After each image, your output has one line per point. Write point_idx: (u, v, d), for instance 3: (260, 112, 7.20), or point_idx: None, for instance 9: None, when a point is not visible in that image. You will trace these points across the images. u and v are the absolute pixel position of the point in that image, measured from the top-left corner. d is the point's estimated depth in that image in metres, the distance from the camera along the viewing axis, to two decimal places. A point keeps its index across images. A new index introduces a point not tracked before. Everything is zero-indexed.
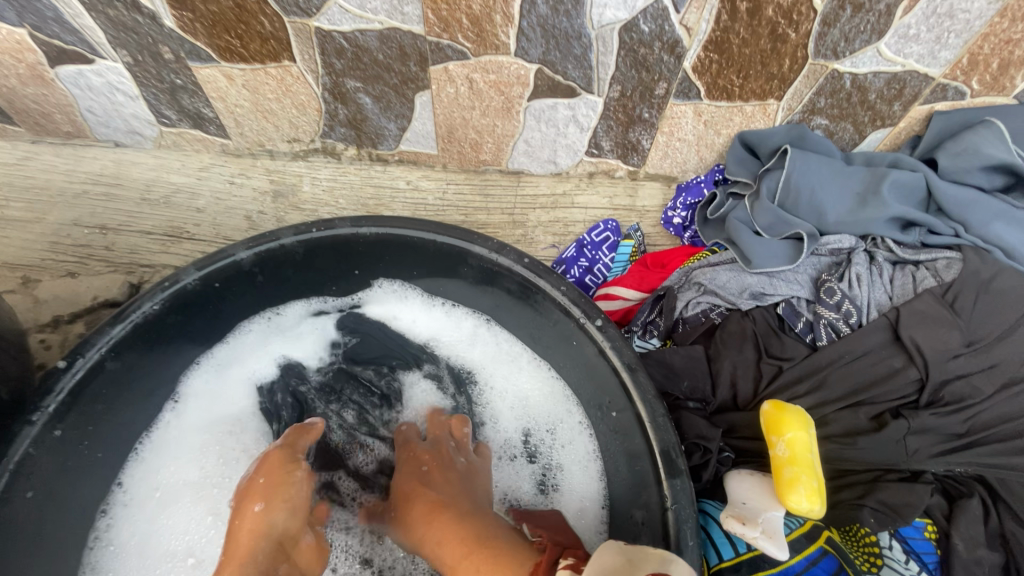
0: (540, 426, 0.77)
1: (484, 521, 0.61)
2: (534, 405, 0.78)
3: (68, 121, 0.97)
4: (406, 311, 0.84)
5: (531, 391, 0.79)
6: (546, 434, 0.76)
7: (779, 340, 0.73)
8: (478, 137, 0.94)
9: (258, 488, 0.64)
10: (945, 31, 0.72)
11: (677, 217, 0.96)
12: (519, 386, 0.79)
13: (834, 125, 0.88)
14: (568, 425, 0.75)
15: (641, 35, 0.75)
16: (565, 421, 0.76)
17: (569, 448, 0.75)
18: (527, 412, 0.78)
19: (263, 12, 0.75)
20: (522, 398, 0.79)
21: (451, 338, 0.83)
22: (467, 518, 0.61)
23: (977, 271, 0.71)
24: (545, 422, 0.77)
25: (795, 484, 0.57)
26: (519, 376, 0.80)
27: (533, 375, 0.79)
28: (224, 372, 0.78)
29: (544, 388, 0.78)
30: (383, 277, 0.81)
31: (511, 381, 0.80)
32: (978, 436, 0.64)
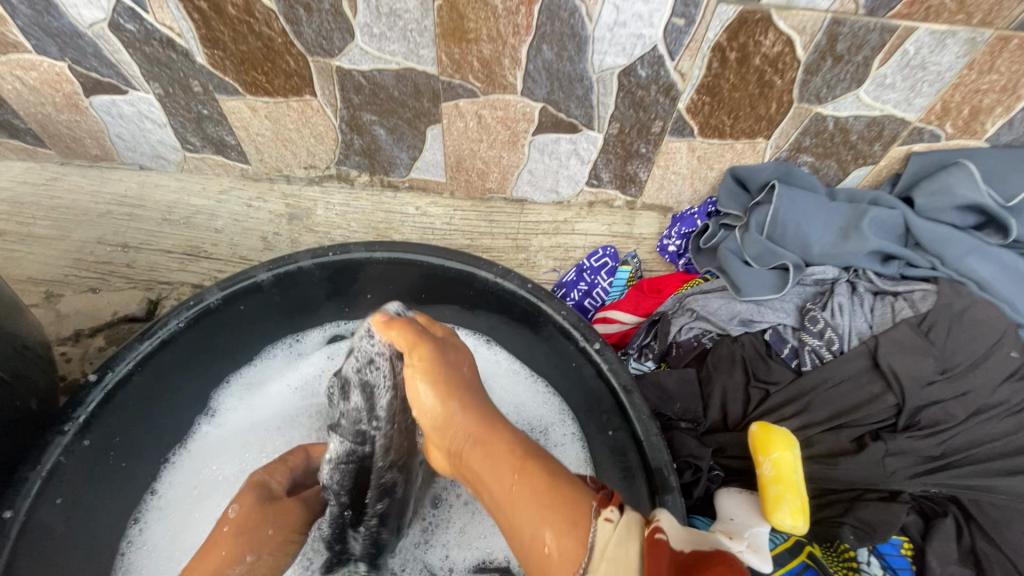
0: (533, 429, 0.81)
1: (523, 440, 0.56)
2: (534, 417, 0.82)
3: (97, 145, 1.03)
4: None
5: (526, 402, 0.83)
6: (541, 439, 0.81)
7: (766, 364, 0.77)
8: (485, 167, 1.00)
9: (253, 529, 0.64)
10: (919, 81, 0.78)
11: (672, 245, 1.01)
12: (518, 398, 0.84)
13: (820, 162, 0.94)
14: (562, 431, 0.80)
15: (638, 78, 0.81)
16: (558, 424, 0.81)
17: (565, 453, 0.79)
18: (521, 418, 0.82)
19: (289, 51, 0.81)
20: (521, 408, 0.83)
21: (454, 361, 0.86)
22: (514, 431, 0.57)
23: (950, 302, 0.76)
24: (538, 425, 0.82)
25: (779, 502, 0.62)
26: (519, 391, 0.84)
27: (531, 390, 0.84)
28: (252, 390, 0.83)
29: (540, 399, 0.83)
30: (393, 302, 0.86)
31: (512, 395, 0.84)
32: (952, 458, 0.69)
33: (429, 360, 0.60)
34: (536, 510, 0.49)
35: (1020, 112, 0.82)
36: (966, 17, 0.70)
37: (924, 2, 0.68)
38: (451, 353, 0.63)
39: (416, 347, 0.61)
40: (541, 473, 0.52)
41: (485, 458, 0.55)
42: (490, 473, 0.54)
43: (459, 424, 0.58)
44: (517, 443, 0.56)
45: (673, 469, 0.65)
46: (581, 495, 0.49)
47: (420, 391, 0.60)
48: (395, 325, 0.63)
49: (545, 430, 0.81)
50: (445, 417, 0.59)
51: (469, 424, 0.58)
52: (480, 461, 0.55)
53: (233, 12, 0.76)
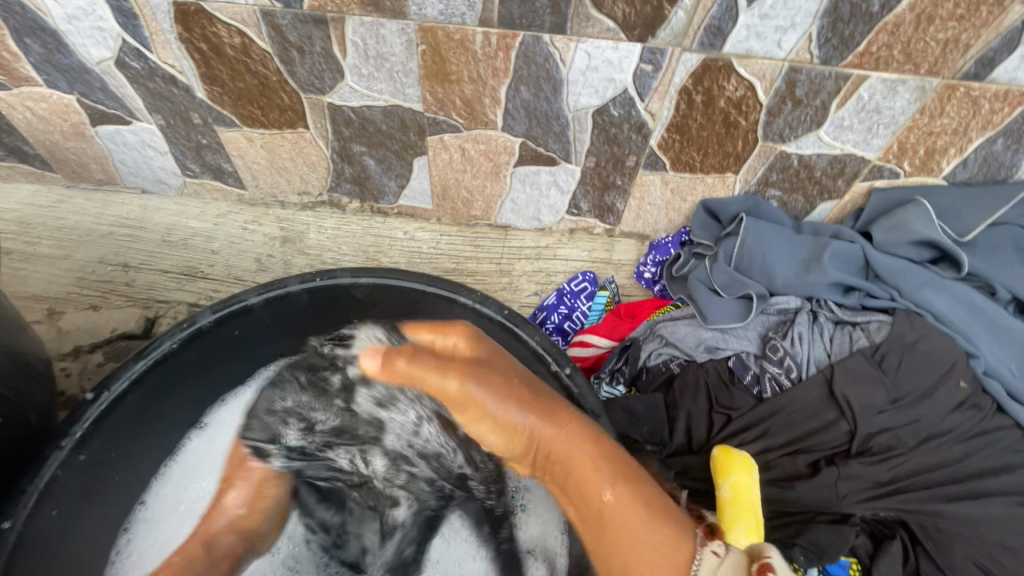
0: None
1: (606, 454, 0.66)
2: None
3: (102, 170, 1.08)
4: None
5: None
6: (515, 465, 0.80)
7: (729, 392, 0.81)
8: (470, 195, 1.05)
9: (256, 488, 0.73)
10: (875, 123, 0.83)
11: (648, 271, 1.05)
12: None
13: (787, 196, 0.98)
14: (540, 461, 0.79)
15: (611, 117, 0.86)
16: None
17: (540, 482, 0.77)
18: None
19: (284, 88, 0.87)
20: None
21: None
22: (607, 450, 0.66)
23: (902, 334, 0.80)
24: None
25: (735, 523, 0.65)
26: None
27: None
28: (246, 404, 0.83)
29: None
30: None
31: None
32: (902, 483, 0.72)
33: (479, 394, 0.66)
34: (632, 548, 0.62)
35: (972, 153, 0.87)
36: (913, 67, 0.75)
37: (873, 53, 0.74)
38: (501, 369, 0.69)
39: (455, 388, 0.66)
40: (637, 505, 0.63)
41: (590, 476, 0.65)
42: (588, 494, 0.65)
43: (545, 444, 0.67)
44: (604, 453, 0.66)
45: None
46: (676, 524, 0.63)
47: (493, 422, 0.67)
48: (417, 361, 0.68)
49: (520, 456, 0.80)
50: (528, 441, 0.67)
51: (556, 441, 0.66)
52: (581, 480, 0.65)
53: (232, 52, 0.82)
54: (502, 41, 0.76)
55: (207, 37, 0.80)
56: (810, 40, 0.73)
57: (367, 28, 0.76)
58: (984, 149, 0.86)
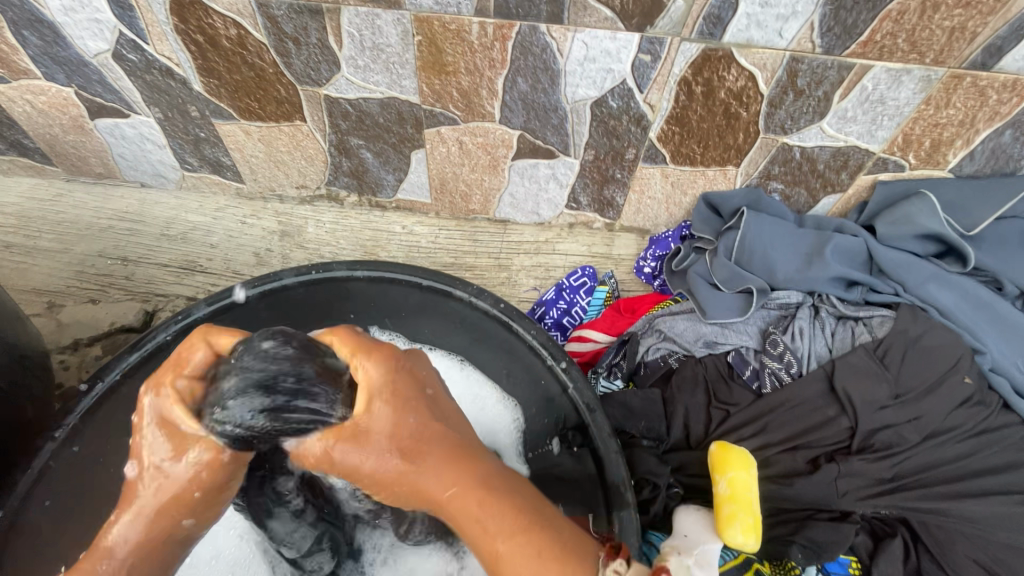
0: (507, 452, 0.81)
1: (513, 497, 0.45)
2: (495, 441, 0.81)
3: (101, 163, 1.08)
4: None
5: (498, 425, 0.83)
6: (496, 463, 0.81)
7: (727, 387, 0.80)
8: (468, 189, 1.04)
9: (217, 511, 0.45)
10: (879, 115, 0.82)
11: (648, 266, 1.04)
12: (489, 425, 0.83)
13: (789, 189, 0.97)
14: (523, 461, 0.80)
15: (610, 109, 0.85)
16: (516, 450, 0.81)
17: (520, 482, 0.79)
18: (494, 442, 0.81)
19: (280, 80, 0.86)
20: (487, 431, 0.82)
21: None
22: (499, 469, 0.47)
23: (906, 329, 0.79)
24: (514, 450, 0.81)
25: (733, 520, 0.63)
26: (488, 416, 0.83)
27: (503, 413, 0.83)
28: None
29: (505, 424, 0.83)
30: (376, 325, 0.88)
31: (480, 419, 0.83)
32: (904, 480, 0.71)
33: (350, 462, 0.41)
34: None
35: (980, 145, 0.85)
36: (919, 56, 0.73)
37: (877, 42, 0.72)
38: (403, 381, 0.45)
39: (321, 459, 0.42)
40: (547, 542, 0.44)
41: (484, 527, 0.43)
42: (474, 543, 0.44)
43: (439, 486, 0.43)
44: (513, 506, 0.44)
45: (631, 487, 0.67)
46: (583, 547, 0.45)
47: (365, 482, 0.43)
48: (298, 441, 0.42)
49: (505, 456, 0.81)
50: (415, 492, 0.43)
51: (448, 486, 0.43)
52: (482, 530, 0.43)
53: (228, 44, 0.81)
54: (498, 31, 0.75)
55: (202, 28, 0.79)
56: (812, 29, 0.71)
57: (363, 19, 0.75)
58: (991, 141, 0.84)
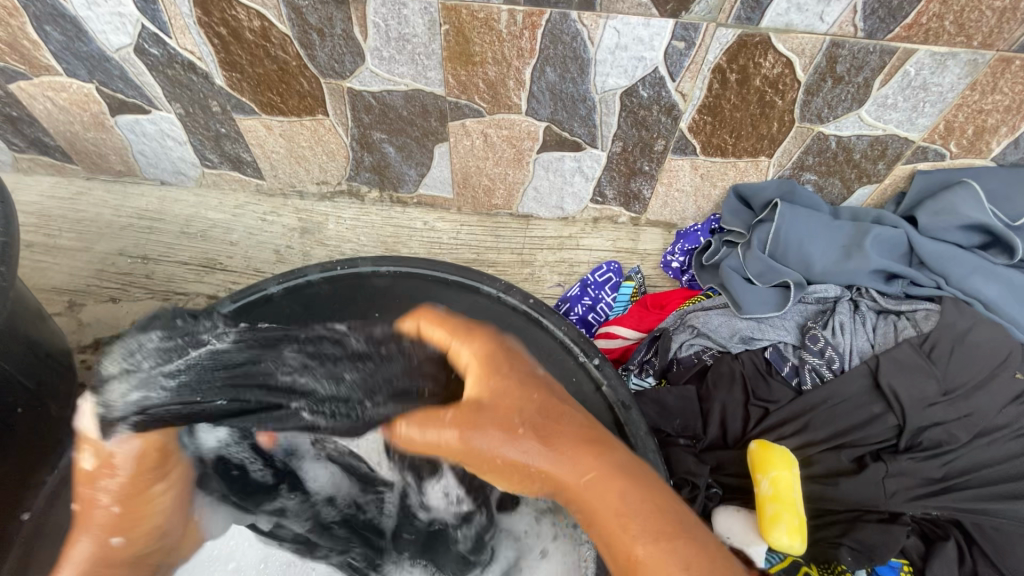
0: None
1: (646, 484, 0.46)
2: None
3: (121, 161, 1.08)
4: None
5: None
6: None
7: (766, 383, 0.77)
8: (491, 183, 1.02)
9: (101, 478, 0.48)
10: (921, 101, 0.79)
11: (676, 261, 1.02)
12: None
13: (823, 180, 0.94)
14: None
15: (641, 99, 0.83)
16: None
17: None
18: None
19: (303, 73, 0.85)
20: None
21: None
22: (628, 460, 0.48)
23: (953, 323, 0.76)
24: None
25: (777, 521, 0.62)
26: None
27: None
28: None
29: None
30: None
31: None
32: (956, 480, 0.68)
33: (493, 446, 0.45)
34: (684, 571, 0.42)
35: None
36: (966, 39, 0.70)
37: (922, 25, 0.69)
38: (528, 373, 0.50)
39: (467, 448, 0.46)
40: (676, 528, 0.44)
41: (620, 515, 0.44)
42: (611, 527, 0.45)
43: (572, 470, 0.45)
44: (653, 504, 0.45)
45: None
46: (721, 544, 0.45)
47: (508, 468, 0.46)
48: (417, 428, 0.47)
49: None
50: (553, 474, 0.45)
51: (580, 463, 0.45)
52: (616, 516, 0.44)
53: (251, 37, 0.80)
54: (528, 19, 0.74)
55: (225, 21, 0.78)
56: (855, 12, 0.69)
57: (389, 8, 0.74)
58: None
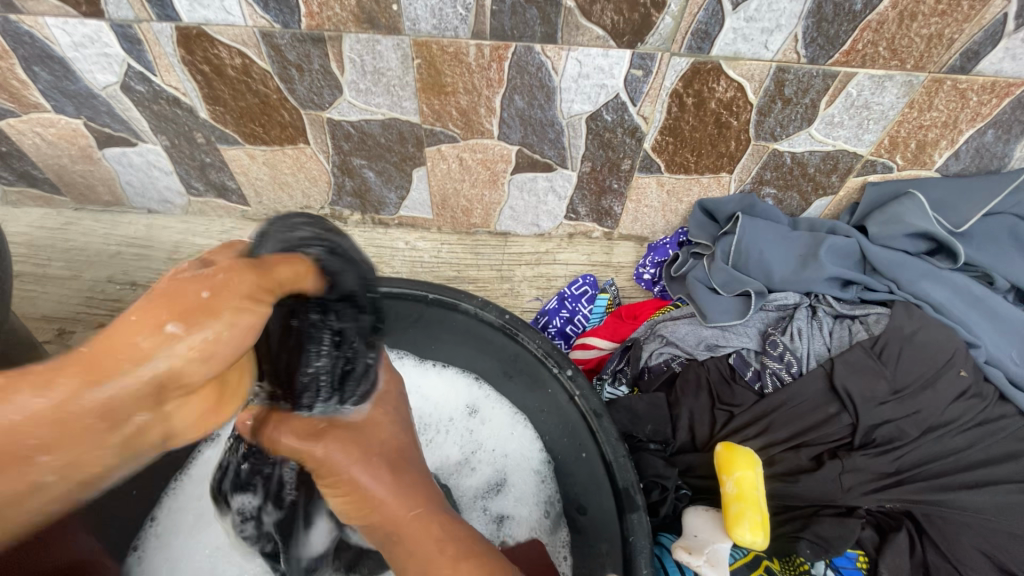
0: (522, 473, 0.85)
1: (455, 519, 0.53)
2: (512, 456, 0.86)
3: (109, 191, 1.11)
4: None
5: (512, 448, 0.87)
6: (514, 481, 0.85)
7: (730, 389, 0.82)
8: (469, 204, 1.07)
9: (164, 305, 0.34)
10: (865, 119, 0.84)
11: (647, 273, 1.06)
12: (513, 446, 0.87)
13: (782, 193, 0.99)
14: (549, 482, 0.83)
15: (605, 122, 0.88)
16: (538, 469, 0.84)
17: (545, 504, 0.82)
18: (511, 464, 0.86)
19: (284, 106, 0.89)
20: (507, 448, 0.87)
21: (428, 414, 0.91)
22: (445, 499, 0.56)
23: (901, 325, 0.81)
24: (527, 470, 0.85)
25: (740, 519, 0.66)
26: (514, 435, 0.87)
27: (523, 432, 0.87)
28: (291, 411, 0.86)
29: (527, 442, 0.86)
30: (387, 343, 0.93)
31: (504, 439, 0.87)
32: (907, 473, 0.73)
33: (342, 456, 0.51)
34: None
35: (963, 145, 0.88)
36: (900, 63, 0.76)
37: (859, 51, 0.75)
38: (398, 411, 0.59)
39: (319, 449, 0.51)
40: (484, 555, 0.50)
41: (411, 562, 0.50)
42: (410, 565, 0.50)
43: (389, 504, 0.51)
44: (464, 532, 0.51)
45: (641, 489, 0.69)
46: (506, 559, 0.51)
47: (342, 486, 0.52)
48: (289, 427, 0.53)
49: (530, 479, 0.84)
50: (376, 504, 0.51)
51: (402, 501, 0.52)
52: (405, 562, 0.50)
53: (233, 73, 0.84)
54: (494, 52, 0.78)
55: (208, 59, 0.82)
56: (796, 41, 0.74)
57: (364, 45, 0.78)
58: (974, 141, 0.87)
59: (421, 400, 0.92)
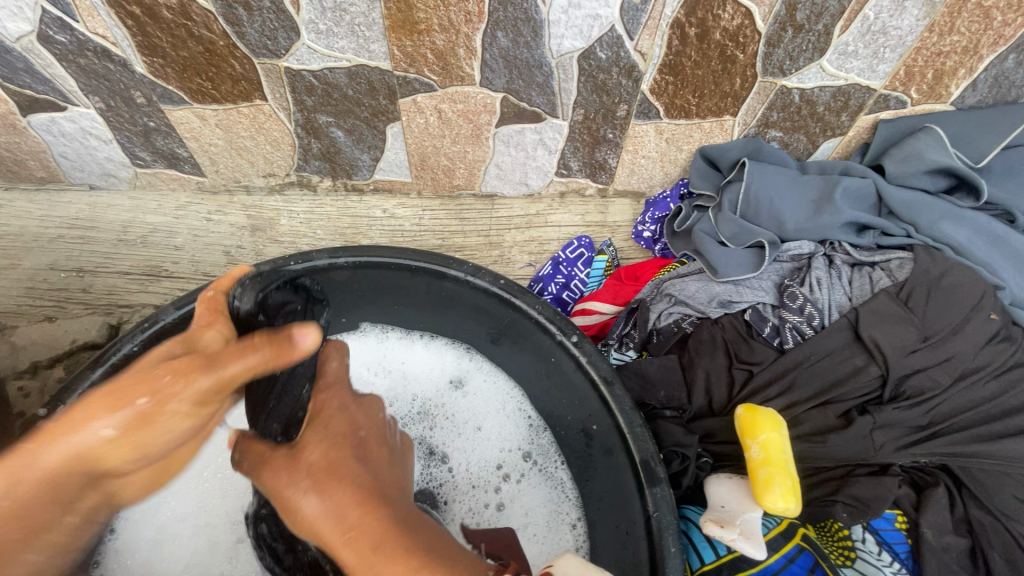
0: (513, 449, 0.79)
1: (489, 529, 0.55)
2: (490, 418, 0.81)
3: (42, 167, 0.98)
4: (356, 354, 0.85)
5: (488, 416, 0.81)
6: (494, 437, 0.80)
7: (748, 345, 0.75)
8: (451, 163, 0.97)
9: (102, 398, 0.45)
10: (881, 46, 0.77)
11: (647, 231, 1.00)
12: (500, 431, 0.80)
13: (789, 136, 0.92)
14: (550, 469, 0.77)
15: (599, 61, 0.79)
16: (534, 451, 0.78)
17: (546, 492, 0.76)
18: (495, 440, 0.80)
19: (233, 54, 0.78)
20: (482, 411, 0.81)
21: (410, 392, 0.84)
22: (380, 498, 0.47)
23: (927, 269, 0.75)
24: (520, 444, 0.79)
25: (770, 485, 0.59)
26: (507, 412, 0.81)
27: (514, 408, 0.81)
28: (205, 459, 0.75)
29: (518, 423, 0.80)
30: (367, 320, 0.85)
31: (494, 423, 0.80)
32: (940, 426, 0.68)
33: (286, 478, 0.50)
34: None
35: (983, 73, 0.81)
36: None
37: None
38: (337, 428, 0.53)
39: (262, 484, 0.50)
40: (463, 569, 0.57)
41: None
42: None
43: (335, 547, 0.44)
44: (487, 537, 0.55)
45: (661, 460, 0.63)
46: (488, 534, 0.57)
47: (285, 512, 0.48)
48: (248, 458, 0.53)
49: (523, 472, 0.78)
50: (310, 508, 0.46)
51: (343, 543, 0.44)
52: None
53: (170, 15, 0.72)
54: None
55: None
56: None
57: None
58: (995, 68, 0.80)
59: (401, 374, 0.85)
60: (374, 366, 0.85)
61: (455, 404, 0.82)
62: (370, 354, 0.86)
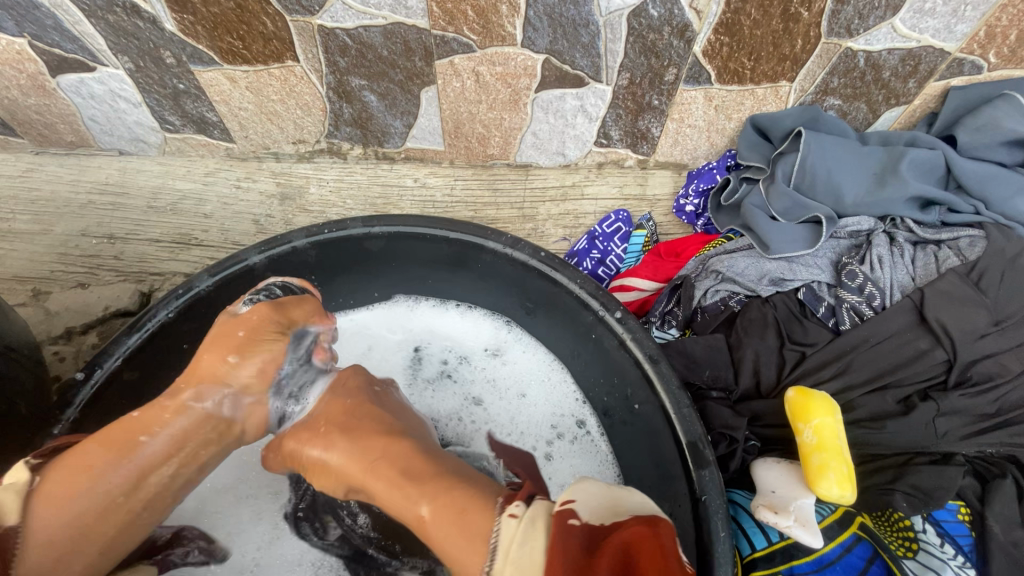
0: (566, 415, 0.76)
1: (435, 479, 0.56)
2: (534, 387, 0.79)
3: (71, 130, 0.96)
4: (385, 322, 0.84)
5: (529, 385, 0.79)
6: (540, 400, 0.78)
7: (801, 326, 0.72)
8: (486, 131, 0.93)
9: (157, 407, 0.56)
10: (962, 4, 0.70)
11: (690, 204, 0.95)
12: (547, 396, 0.78)
13: (848, 104, 0.86)
14: (590, 439, 0.74)
15: (650, 20, 0.73)
16: (589, 416, 0.75)
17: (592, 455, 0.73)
18: (540, 406, 0.77)
19: (265, 11, 0.74)
20: (527, 379, 0.79)
21: (450, 355, 0.82)
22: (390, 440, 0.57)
23: (1001, 248, 0.71)
24: (572, 412, 0.76)
25: (825, 471, 0.56)
26: (551, 382, 0.78)
27: (558, 378, 0.78)
28: None
29: (565, 391, 0.77)
30: (399, 293, 0.83)
31: (540, 390, 0.78)
32: (1009, 415, 0.64)
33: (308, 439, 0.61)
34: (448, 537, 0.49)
35: None
36: None
37: None
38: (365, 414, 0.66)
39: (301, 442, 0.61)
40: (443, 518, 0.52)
41: (385, 493, 0.53)
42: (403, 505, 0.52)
43: (341, 457, 0.56)
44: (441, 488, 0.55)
45: (709, 441, 0.60)
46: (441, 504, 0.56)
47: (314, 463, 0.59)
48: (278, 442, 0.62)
49: (573, 434, 0.75)
50: (335, 456, 0.57)
51: (352, 455, 0.56)
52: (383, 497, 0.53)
53: None
54: None
55: None
56: None
57: None
58: None
59: (436, 341, 0.83)
60: (399, 329, 0.84)
61: (496, 372, 0.80)
62: (402, 323, 0.84)
